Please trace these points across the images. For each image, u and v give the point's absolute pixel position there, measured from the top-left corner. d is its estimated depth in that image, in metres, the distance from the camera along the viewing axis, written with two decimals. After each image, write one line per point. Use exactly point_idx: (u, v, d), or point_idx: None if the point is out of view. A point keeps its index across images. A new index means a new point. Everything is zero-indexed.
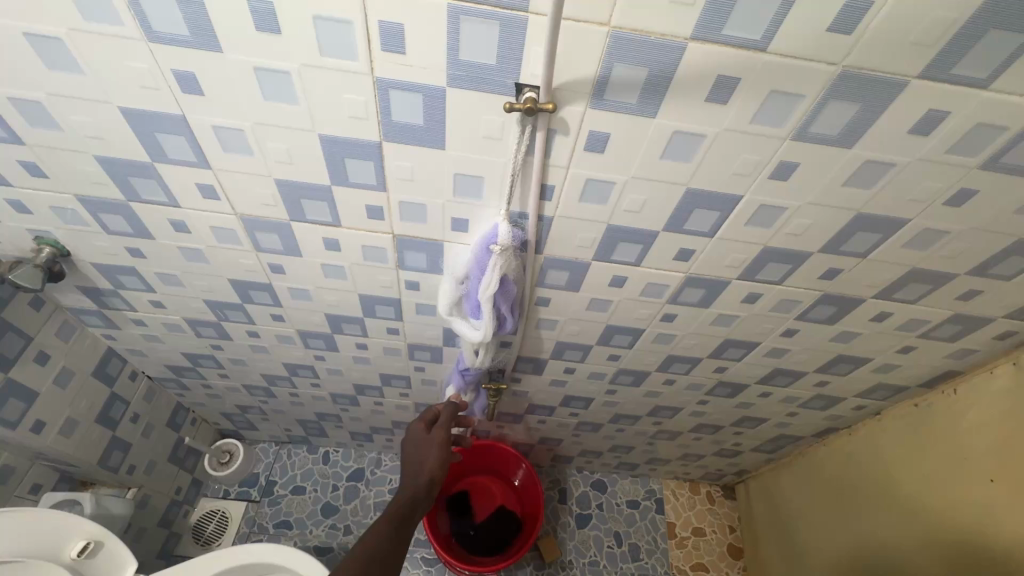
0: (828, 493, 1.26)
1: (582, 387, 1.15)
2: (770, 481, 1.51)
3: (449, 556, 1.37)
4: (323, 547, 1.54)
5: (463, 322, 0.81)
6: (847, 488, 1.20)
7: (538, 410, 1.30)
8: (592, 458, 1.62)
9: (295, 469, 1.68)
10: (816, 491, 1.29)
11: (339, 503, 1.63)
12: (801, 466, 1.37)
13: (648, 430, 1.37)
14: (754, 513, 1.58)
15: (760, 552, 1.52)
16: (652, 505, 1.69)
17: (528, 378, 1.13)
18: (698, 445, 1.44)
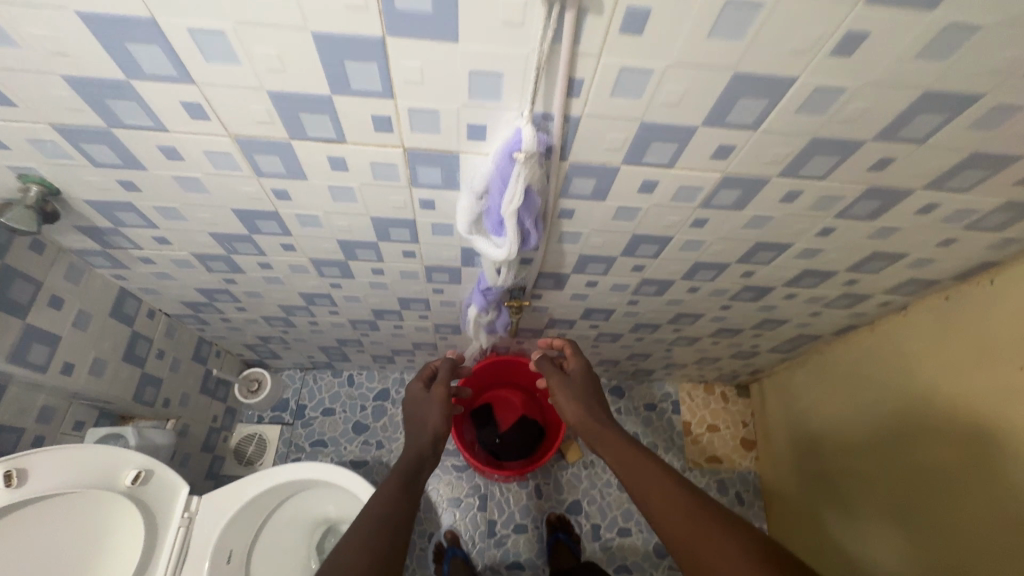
0: (842, 386, 1.29)
1: (603, 299, 1.14)
2: (783, 379, 1.55)
3: (479, 463, 1.44)
4: (359, 461, 1.64)
5: (484, 242, 0.77)
6: (862, 381, 1.23)
7: (559, 324, 1.30)
8: (610, 366, 1.66)
9: (322, 392, 1.74)
10: (831, 385, 1.33)
11: (369, 421, 1.70)
12: (815, 363, 1.40)
13: (668, 337, 1.38)
14: (766, 409, 1.65)
15: (771, 443, 1.61)
16: (668, 406, 1.76)
17: (548, 293, 1.11)
18: (716, 349, 1.46)
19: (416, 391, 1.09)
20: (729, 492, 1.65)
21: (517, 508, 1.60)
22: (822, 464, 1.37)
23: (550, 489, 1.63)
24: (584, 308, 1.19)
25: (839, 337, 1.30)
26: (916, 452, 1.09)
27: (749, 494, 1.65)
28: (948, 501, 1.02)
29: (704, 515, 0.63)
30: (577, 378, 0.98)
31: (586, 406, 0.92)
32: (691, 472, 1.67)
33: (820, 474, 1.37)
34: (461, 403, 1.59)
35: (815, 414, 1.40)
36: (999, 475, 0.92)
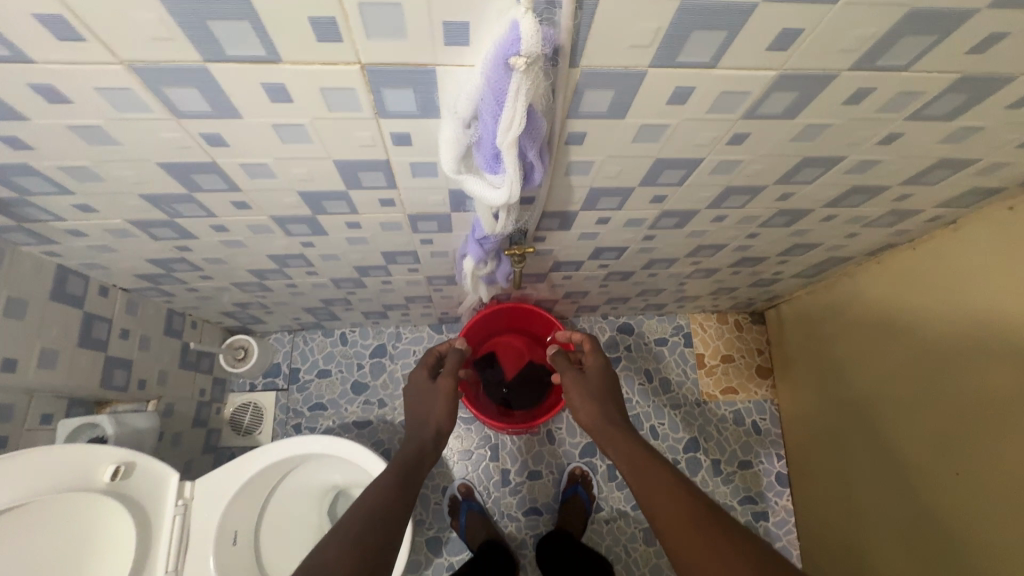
0: (874, 313, 1.21)
1: (616, 236, 1.00)
2: (804, 305, 1.46)
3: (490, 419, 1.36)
4: (363, 421, 1.58)
5: (478, 180, 0.61)
6: (896, 308, 1.14)
7: (566, 266, 1.17)
8: (619, 304, 1.55)
9: (315, 353, 1.64)
10: (860, 312, 1.25)
11: (368, 380, 1.62)
12: (842, 288, 1.30)
13: (684, 270, 1.26)
14: (784, 337, 1.57)
15: (790, 371, 1.55)
16: (680, 339, 1.68)
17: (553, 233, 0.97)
18: (734, 278, 1.35)
19: (423, 379, 1.16)
20: (745, 421, 1.61)
21: (530, 455, 1.56)
22: (830, 397, 1.38)
23: (562, 433, 1.59)
24: (593, 247, 1.06)
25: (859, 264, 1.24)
26: (949, 385, 1.04)
27: (765, 422, 1.61)
28: (946, 441, 1.06)
29: (698, 522, 0.72)
30: (592, 379, 1.04)
31: (600, 408, 0.98)
32: (706, 404, 1.62)
33: (825, 410, 1.39)
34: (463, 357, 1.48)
35: (828, 346, 1.36)
36: (1001, 417, 0.94)
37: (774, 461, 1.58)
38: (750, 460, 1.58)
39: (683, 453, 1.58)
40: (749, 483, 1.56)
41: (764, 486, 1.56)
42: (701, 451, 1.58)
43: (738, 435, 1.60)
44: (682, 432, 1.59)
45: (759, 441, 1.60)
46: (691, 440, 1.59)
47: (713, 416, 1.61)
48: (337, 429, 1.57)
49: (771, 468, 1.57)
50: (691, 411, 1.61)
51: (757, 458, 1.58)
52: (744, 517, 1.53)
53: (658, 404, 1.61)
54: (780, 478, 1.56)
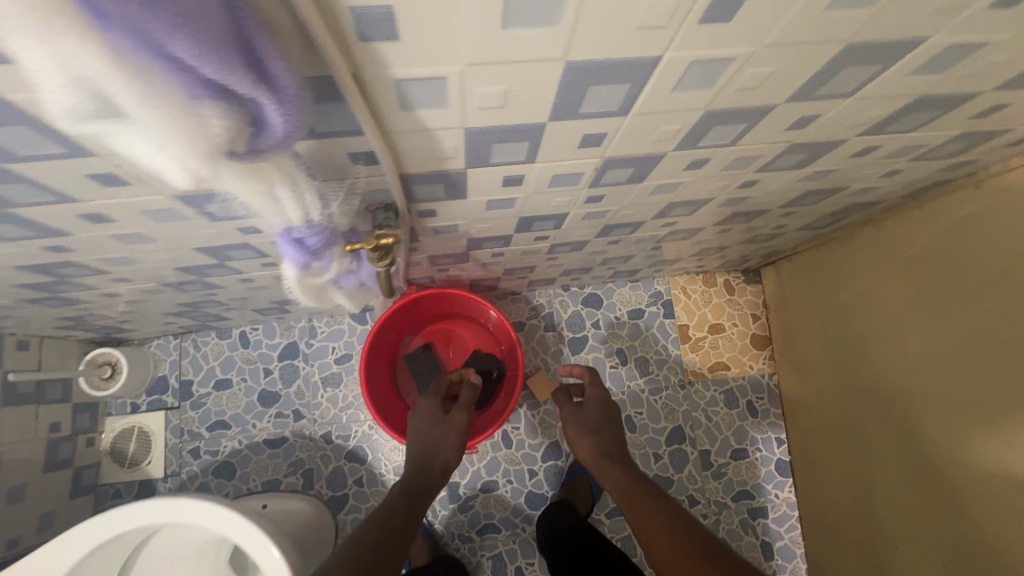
0: (907, 269, 0.90)
1: (544, 197, 0.66)
2: (810, 261, 1.16)
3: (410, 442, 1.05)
4: (276, 438, 1.29)
5: (131, 132, 0.28)
6: (941, 262, 0.84)
7: (489, 241, 0.83)
8: (580, 275, 1.24)
9: (210, 360, 1.32)
10: (888, 269, 0.95)
11: (279, 388, 1.31)
12: (864, 239, 0.99)
13: (655, 233, 0.94)
14: (785, 301, 1.28)
15: (791, 342, 1.26)
16: (659, 310, 1.38)
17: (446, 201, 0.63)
18: (722, 236, 1.03)
19: (433, 406, 1.05)
20: (739, 403, 1.34)
21: (483, 463, 1.30)
22: (840, 373, 1.11)
23: (520, 434, 1.32)
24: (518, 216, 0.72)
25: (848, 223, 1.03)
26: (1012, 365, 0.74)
27: (762, 403, 1.34)
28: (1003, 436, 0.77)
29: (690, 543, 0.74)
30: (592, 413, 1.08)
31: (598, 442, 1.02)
32: (692, 387, 1.34)
33: (836, 389, 1.12)
34: (385, 363, 1.19)
35: (819, 316, 1.15)
36: None
37: (773, 448, 1.32)
38: (745, 448, 1.32)
39: (666, 447, 1.32)
40: (745, 476, 1.31)
41: (762, 478, 1.31)
42: (687, 443, 1.32)
43: (731, 420, 1.33)
44: (663, 422, 1.33)
45: (755, 425, 1.33)
46: (675, 431, 1.32)
47: (700, 400, 1.34)
48: (245, 451, 1.28)
49: (769, 456, 1.32)
50: (674, 396, 1.34)
51: (753, 446, 1.32)
52: (739, 515, 1.29)
53: (634, 390, 1.34)
54: (780, 467, 1.32)
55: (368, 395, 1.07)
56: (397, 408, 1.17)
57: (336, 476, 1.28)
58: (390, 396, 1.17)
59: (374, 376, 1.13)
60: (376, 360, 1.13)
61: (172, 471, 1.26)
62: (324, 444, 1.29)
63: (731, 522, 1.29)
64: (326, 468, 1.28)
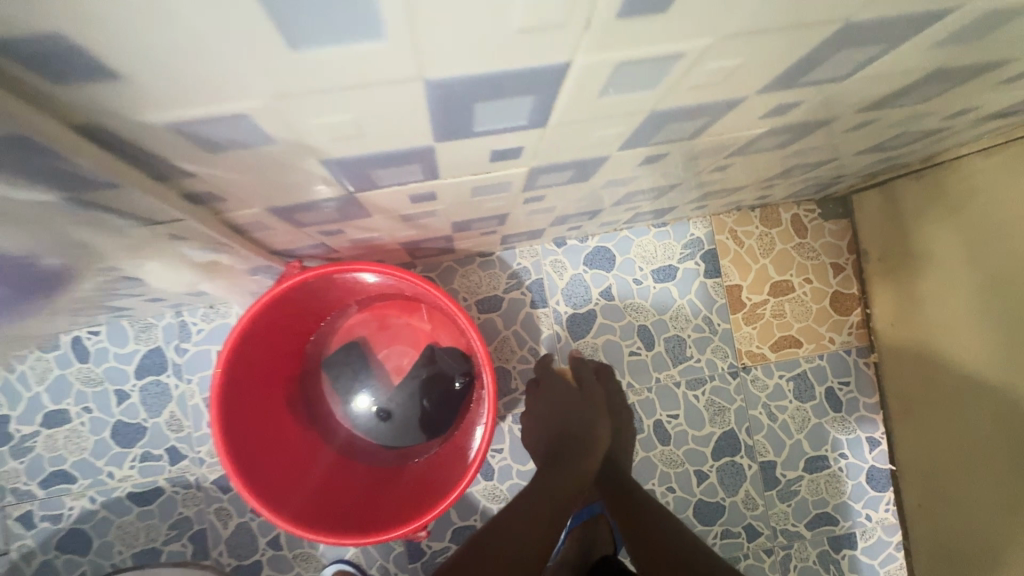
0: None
1: (462, 27, 0.20)
2: (907, 224, 0.82)
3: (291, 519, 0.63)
4: (146, 491, 0.88)
5: None
6: None
7: (388, 171, 0.37)
8: (582, 219, 0.79)
9: (25, 389, 0.87)
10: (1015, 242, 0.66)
11: (134, 419, 0.88)
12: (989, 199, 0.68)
13: (731, 142, 0.47)
14: (873, 277, 0.92)
15: (891, 345, 0.90)
16: (700, 266, 0.94)
17: (148, 100, 0.21)
18: (836, 144, 0.58)
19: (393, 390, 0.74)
20: (815, 394, 0.93)
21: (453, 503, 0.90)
22: (934, 381, 0.83)
23: (503, 461, 0.90)
24: (413, 108, 0.27)
25: (937, 155, 0.73)
26: None
27: (847, 391, 0.94)
28: None
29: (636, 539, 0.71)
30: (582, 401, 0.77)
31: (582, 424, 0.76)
32: (748, 373, 0.93)
33: (957, 423, 0.80)
34: (282, 379, 0.74)
35: (940, 328, 0.80)
36: None
37: (864, 453, 0.93)
38: (825, 456, 0.93)
39: (713, 462, 0.92)
40: (824, 495, 0.93)
41: (848, 496, 0.93)
42: (743, 454, 0.92)
43: (804, 419, 0.93)
44: (709, 427, 0.92)
45: (838, 423, 0.93)
46: (727, 438, 0.92)
47: (759, 394, 0.93)
48: (102, 512, 0.88)
49: (859, 463, 0.93)
50: (723, 389, 0.93)
51: (835, 452, 0.93)
52: (817, 548, 0.92)
53: (666, 384, 0.92)
54: (873, 478, 0.93)
55: (246, 462, 0.63)
56: (306, 455, 0.73)
57: (240, 538, 0.89)
58: (294, 436, 0.73)
59: (259, 414, 0.68)
60: (258, 389, 0.68)
61: None
62: (220, 494, 0.89)
63: (807, 558, 0.92)
64: (225, 530, 0.88)
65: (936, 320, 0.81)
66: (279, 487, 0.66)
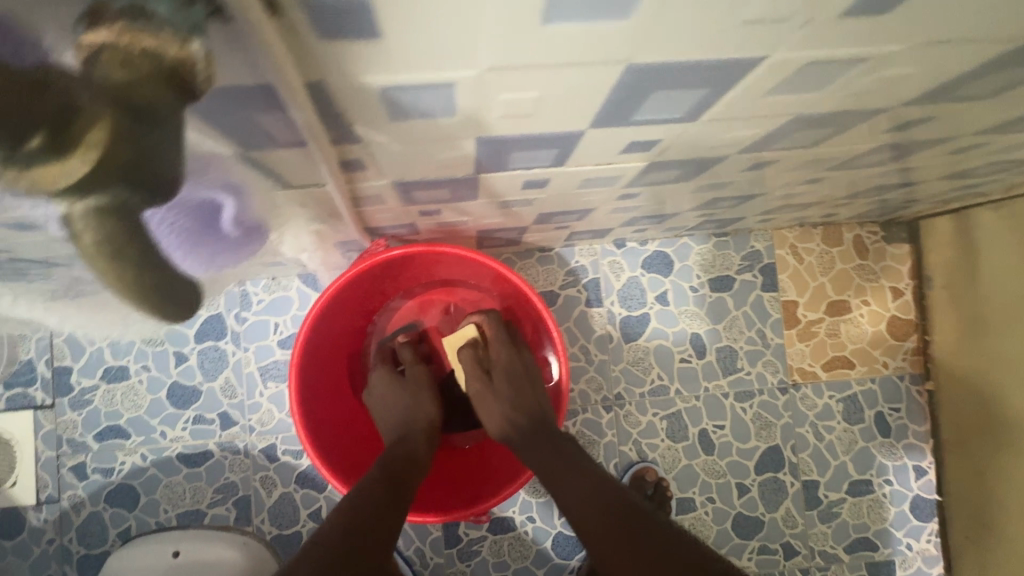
0: None
1: (700, 15, 0.21)
2: (979, 251, 0.81)
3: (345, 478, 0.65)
4: (195, 454, 0.90)
5: None
6: None
7: (524, 154, 0.37)
8: (650, 222, 0.79)
9: (89, 343, 0.89)
10: None
11: (191, 382, 0.90)
12: None
13: (841, 153, 0.48)
14: (940, 294, 0.90)
15: (949, 364, 0.89)
16: (756, 279, 0.93)
17: (383, 60, 0.22)
18: (931, 165, 0.58)
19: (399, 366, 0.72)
20: (864, 417, 0.93)
21: None
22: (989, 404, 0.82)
23: None
24: (595, 93, 0.28)
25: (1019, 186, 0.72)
26: None
27: (897, 417, 0.93)
28: None
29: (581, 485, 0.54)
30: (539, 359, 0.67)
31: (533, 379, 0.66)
32: (797, 391, 0.93)
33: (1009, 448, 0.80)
34: (345, 350, 0.75)
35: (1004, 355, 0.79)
36: None
37: (910, 480, 0.92)
38: (869, 481, 0.92)
39: (755, 476, 0.92)
40: (865, 519, 0.92)
41: (890, 523, 0.92)
42: (786, 471, 0.92)
43: (850, 441, 0.92)
44: (754, 441, 0.92)
45: (885, 449, 0.92)
46: (771, 453, 0.92)
47: (807, 413, 0.92)
48: (151, 470, 0.89)
49: (904, 491, 0.92)
50: (771, 404, 0.92)
51: (880, 477, 0.92)
52: (854, 572, 0.91)
53: (714, 395, 0.92)
54: (916, 507, 0.92)
55: (309, 420, 0.65)
56: (363, 423, 0.74)
57: (282, 508, 0.90)
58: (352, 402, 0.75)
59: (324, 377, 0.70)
60: (323, 354, 0.70)
61: (48, 497, 0.88)
62: (266, 463, 0.90)
63: None
64: (269, 498, 0.90)
65: (1002, 346, 0.80)
66: (335, 447, 0.67)
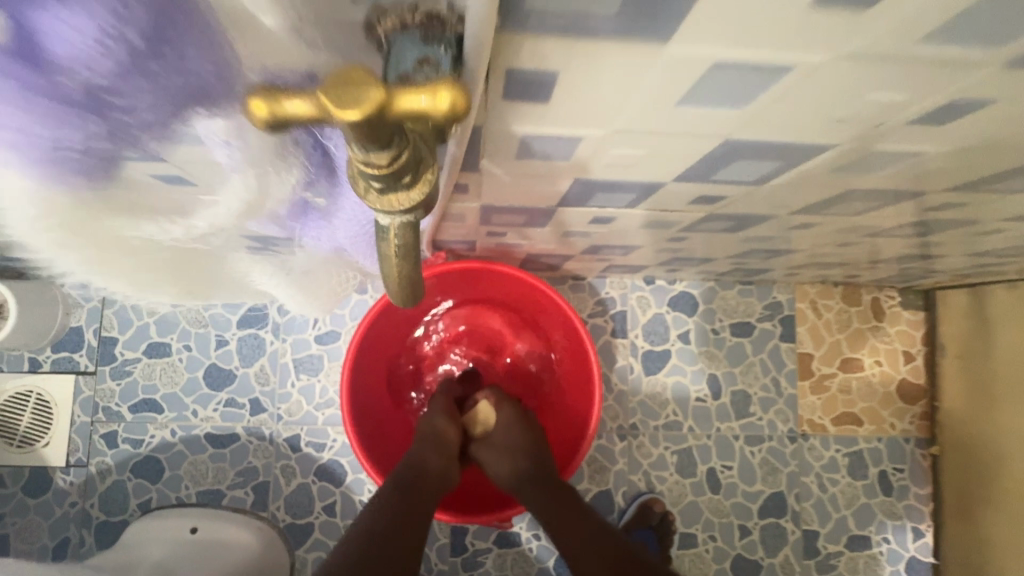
0: None
1: (799, 112, 0.27)
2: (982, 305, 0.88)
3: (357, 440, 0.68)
4: (223, 436, 0.93)
5: None
6: None
7: (606, 196, 0.43)
8: (684, 264, 0.84)
9: (141, 316, 0.94)
10: None
11: (229, 365, 0.94)
12: None
13: (878, 222, 0.53)
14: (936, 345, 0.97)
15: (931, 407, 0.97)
16: (775, 329, 0.98)
17: (542, 118, 0.28)
18: (955, 241, 0.63)
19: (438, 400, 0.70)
20: (868, 474, 0.96)
21: None
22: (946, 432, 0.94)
23: None
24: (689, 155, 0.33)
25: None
26: None
27: (900, 477, 0.96)
28: None
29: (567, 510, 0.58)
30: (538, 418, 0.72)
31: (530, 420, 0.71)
32: (805, 441, 0.96)
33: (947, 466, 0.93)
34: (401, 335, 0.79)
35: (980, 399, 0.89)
36: None
37: (907, 541, 0.95)
38: (868, 537, 0.95)
39: (758, 520, 0.94)
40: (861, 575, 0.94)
41: None
42: (788, 518, 0.94)
43: (853, 496, 0.95)
44: (760, 485, 0.95)
45: (886, 507, 0.95)
46: (775, 499, 0.95)
47: (813, 463, 0.96)
48: (179, 446, 0.93)
49: (900, 551, 0.95)
50: (779, 451, 0.96)
51: (878, 534, 0.95)
52: None
53: (725, 436, 0.95)
54: (912, 569, 0.94)
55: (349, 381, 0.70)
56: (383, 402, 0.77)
57: (299, 498, 0.93)
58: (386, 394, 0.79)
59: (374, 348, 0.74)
60: (382, 331, 0.74)
61: (76, 461, 0.91)
62: (289, 452, 0.93)
63: None
64: (287, 486, 0.93)
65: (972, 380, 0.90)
66: (362, 418, 0.73)
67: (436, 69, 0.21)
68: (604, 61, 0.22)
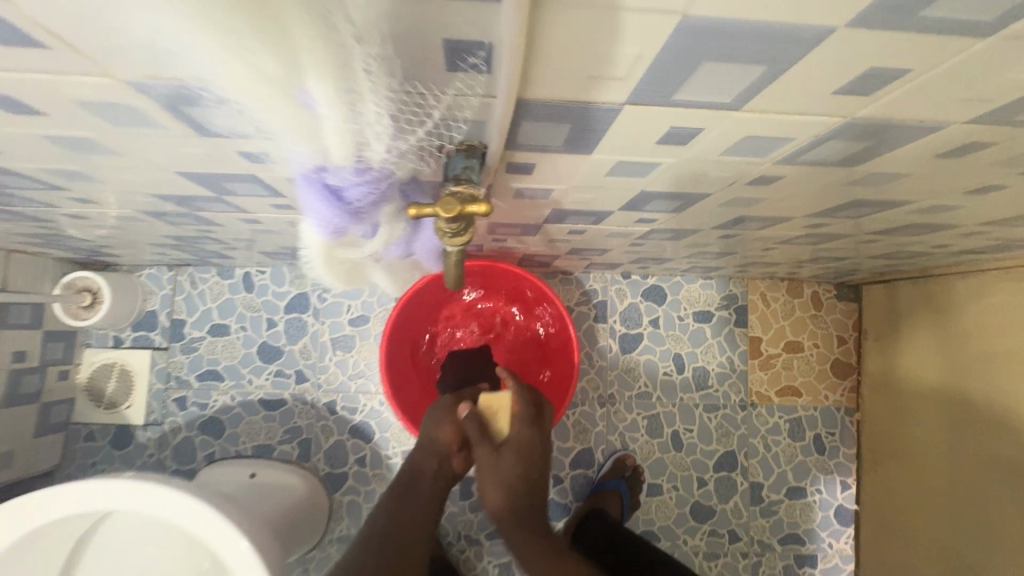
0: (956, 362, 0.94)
1: (678, 180, 0.46)
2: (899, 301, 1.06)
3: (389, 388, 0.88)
4: (273, 400, 1.13)
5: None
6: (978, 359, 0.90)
7: (577, 218, 0.62)
8: (651, 262, 1.03)
9: (205, 301, 1.14)
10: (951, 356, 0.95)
11: (278, 342, 1.14)
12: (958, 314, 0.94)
13: (780, 233, 0.72)
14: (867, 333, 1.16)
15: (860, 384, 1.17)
16: (731, 316, 1.17)
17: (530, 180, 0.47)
18: (850, 247, 0.83)
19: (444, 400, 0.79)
20: (805, 436, 1.16)
21: None
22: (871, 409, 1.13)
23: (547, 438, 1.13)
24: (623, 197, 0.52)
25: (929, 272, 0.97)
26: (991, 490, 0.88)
27: (832, 439, 1.16)
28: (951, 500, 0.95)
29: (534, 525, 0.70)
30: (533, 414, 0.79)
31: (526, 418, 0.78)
32: (754, 409, 1.16)
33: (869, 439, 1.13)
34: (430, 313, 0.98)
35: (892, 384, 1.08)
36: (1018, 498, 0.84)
37: (836, 492, 1.15)
38: (804, 488, 1.15)
39: (713, 473, 1.14)
40: (797, 519, 1.14)
41: (817, 524, 1.14)
42: (738, 472, 1.15)
43: (792, 454, 1.15)
44: (715, 444, 1.15)
45: (819, 464, 1.15)
46: (727, 456, 1.15)
47: (760, 427, 1.16)
48: (237, 409, 1.13)
49: (830, 499, 1.15)
50: (732, 417, 1.15)
51: (812, 486, 1.15)
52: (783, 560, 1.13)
53: (687, 404, 1.15)
54: (839, 514, 1.15)
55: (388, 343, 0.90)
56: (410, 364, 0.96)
57: (335, 452, 1.13)
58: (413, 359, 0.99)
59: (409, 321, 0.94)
60: (416, 308, 0.94)
61: (154, 420, 1.12)
62: (328, 414, 1.13)
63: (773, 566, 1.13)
64: (326, 442, 1.13)
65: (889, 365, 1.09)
66: (395, 372, 0.92)
67: (472, 173, 0.38)
68: (561, 160, 0.41)
